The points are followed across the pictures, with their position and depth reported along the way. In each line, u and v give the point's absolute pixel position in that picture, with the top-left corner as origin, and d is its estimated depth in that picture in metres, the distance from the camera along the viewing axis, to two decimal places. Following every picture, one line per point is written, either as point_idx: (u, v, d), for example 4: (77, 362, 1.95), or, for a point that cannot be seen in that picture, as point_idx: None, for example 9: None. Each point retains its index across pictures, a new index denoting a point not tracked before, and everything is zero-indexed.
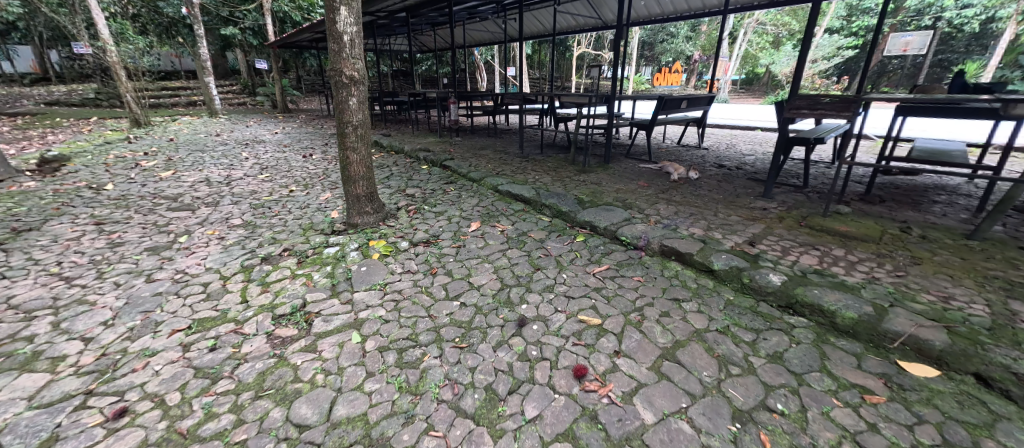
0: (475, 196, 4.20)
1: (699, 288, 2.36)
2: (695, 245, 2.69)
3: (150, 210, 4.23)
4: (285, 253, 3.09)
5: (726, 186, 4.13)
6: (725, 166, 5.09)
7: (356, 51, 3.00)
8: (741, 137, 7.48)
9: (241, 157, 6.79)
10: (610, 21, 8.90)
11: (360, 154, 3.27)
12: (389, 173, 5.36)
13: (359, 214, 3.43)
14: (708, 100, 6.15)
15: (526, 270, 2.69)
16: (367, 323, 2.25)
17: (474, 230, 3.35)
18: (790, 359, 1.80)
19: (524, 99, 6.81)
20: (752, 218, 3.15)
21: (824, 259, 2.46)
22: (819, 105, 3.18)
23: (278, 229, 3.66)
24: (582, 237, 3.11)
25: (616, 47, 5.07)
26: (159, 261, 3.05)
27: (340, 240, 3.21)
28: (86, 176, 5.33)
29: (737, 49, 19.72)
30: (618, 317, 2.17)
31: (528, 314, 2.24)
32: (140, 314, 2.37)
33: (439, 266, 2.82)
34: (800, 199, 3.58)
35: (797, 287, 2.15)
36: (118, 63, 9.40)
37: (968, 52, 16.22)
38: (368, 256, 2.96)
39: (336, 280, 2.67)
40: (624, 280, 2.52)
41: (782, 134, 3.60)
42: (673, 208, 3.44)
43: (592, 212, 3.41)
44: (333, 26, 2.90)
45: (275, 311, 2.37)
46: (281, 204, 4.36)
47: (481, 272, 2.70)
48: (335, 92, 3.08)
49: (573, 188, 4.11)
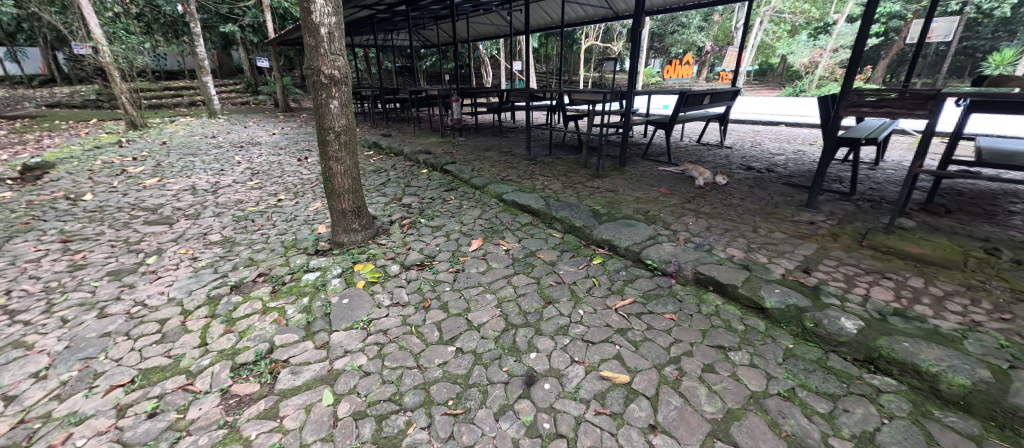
0: (477, 206, 3.78)
1: (748, 332, 1.92)
2: (739, 273, 2.23)
3: (125, 224, 3.89)
4: (259, 279, 2.71)
5: (760, 192, 3.67)
6: (754, 168, 4.61)
7: (336, 45, 2.59)
8: (764, 133, 6.95)
9: (234, 161, 6.45)
10: (622, 11, 8.36)
11: (345, 164, 2.87)
12: (386, 179, 4.98)
13: (346, 231, 3.04)
14: (732, 95, 5.64)
15: (535, 304, 2.27)
16: (343, 377, 1.85)
17: (475, 249, 2.94)
18: (887, 446, 1.35)
19: (531, 95, 6.37)
20: (799, 234, 2.70)
21: (900, 294, 2.02)
22: (884, 101, 2.66)
23: (258, 246, 3.29)
24: (600, 259, 2.69)
25: (633, 38, 4.56)
26: (118, 290, 2.69)
27: (322, 264, 2.82)
28: (67, 185, 5.01)
29: (752, 39, 18.96)
30: (650, 373, 1.74)
31: (538, 367, 1.82)
32: (79, 362, 2.00)
33: (433, 297, 2.42)
34: (851, 210, 3.12)
35: (879, 337, 1.70)
36: (111, 64, 9.14)
37: (995, 39, 15.16)
38: (352, 284, 2.57)
39: (312, 316, 2.28)
40: (654, 318, 2.08)
41: (830, 135, 3.11)
42: (704, 221, 3.00)
43: (610, 227, 2.97)
44: (308, 17, 2.50)
45: (235, 358, 1.99)
46: (266, 216, 3.99)
47: (482, 306, 2.29)
48: (313, 93, 2.67)
49: (586, 197, 3.68)
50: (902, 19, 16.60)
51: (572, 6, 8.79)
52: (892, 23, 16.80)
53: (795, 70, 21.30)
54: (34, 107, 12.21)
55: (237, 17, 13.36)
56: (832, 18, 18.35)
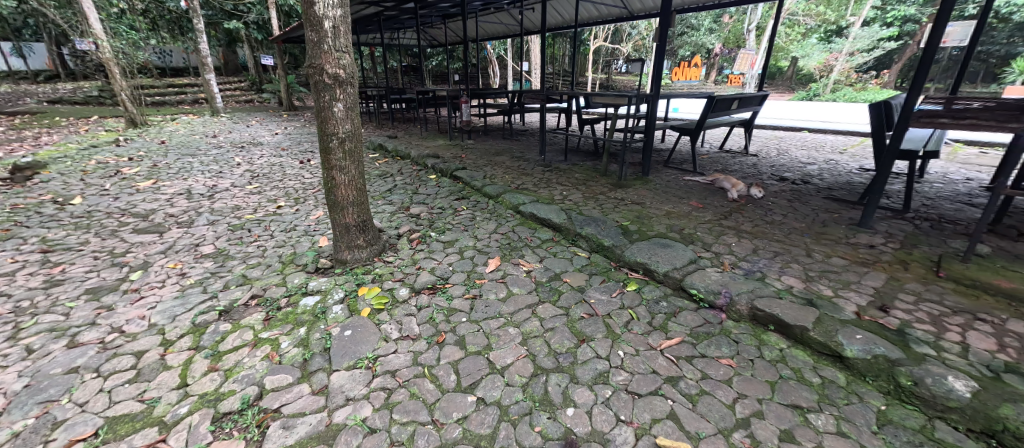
0: (492, 218, 3.48)
1: (827, 387, 1.60)
2: (807, 311, 1.91)
3: (112, 232, 3.62)
4: (251, 303, 2.41)
5: (803, 207, 3.35)
6: (787, 179, 4.29)
7: (341, 41, 2.29)
8: (789, 140, 6.62)
9: (233, 162, 6.18)
10: (638, 10, 8.05)
11: (349, 175, 2.58)
12: (392, 185, 4.71)
13: (349, 248, 2.74)
14: (760, 99, 5.30)
15: (566, 341, 1.96)
16: (344, 435, 1.54)
17: (492, 270, 2.63)
18: None
19: (545, 97, 6.07)
20: (861, 261, 2.39)
21: (1006, 343, 1.70)
22: (967, 111, 2.36)
23: (254, 261, 3.01)
24: (634, 285, 2.39)
25: (660, 38, 4.24)
26: (95, 313, 2.40)
27: (322, 286, 2.52)
28: (56, 187, 4.76)
29: (763, 42, 18.62)
30: (716, 441, 1.42)
31: (578, 429, 1.51)
32: (36, 407, 1.71)
33: (448, 330, 2.11)
34: (910, 232, 2.81)
35: (1002, 404, 1.38)
36: (111, 60, 8.95)
37: (1011, 43, 14.64)
38: (355, 312, 2.26)
39: (309, 351, 1.98)
40: (709, 364, 1.77)
41: (892, 147, 2.73)
42: (750, 242, 2.68)
43: (644, 248, 2.66)
44: (310, 10, 2.20)
45: (218, 406, 1.69)
46: (263, 226, 3.70)
47: (505, 343, 1.98)
48: (315, 95, 2.37)
49: (611, 210, 3.38)
50: (917, 23, 16.26)
51: (585, 5, 8.48)
52: (906, 27, 16.53)
53: (807, 73, 20.93)
54: (35, 103, 12.04)
55: (242, 14, 13.16)
56: (846, 22, 17.96)
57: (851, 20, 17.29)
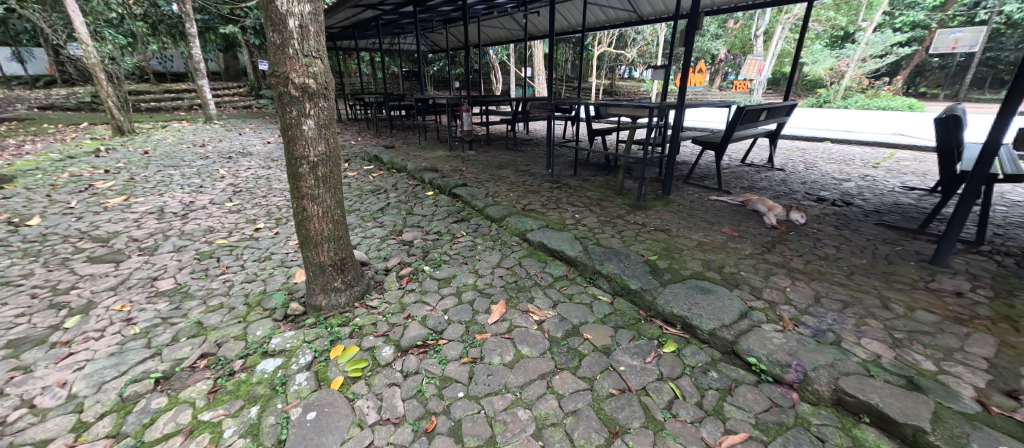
0: (495, 248, 3.04)
1: None
2: (915, 400, 1.44)
3: (63, 261, 3.17)
4: (199, 365, 1.96)
5: (856, 237, 2.90)
6: (826, 199, 3.85)
7: (310, 44, 1.86)
8: (813, 152, 6.17)
9: (217, 175, 5.75)
10: (647, 14, 7.61)
11: (323, 205, 2.13)
12: (385, 203, 4.27)
13: (324, 291, 2.28)
14: (788, 109, 4.86)
15: (594, 435, 1.49)
16: None
17: (496, 322, 2.17)
18: None
19: (552, 106, 5.64)
20: (955, 318, 1.91)
21: None
22: None
23: (215, 301, 2.56)
24: (672, 345, 1.93)
25: (686, 43, 3.79)
26: (6, 377, 1.93)
27: (287, 344, 2.06)
28: (17, 205, 4.33)
29: (772, 48, 18.29)
30: None
31: None
32: None
33: (440, 411, 1.64)
34: (996, 273, 2.35)
35: None
36: (97, 65, 8.56)
37: None
38: (324, 382, 1.81)
39: (257, 445, 1.50)
40: None
41: (979, 171, 2.24)
42: (807, 287, 2.23)
43: (679, 293, 2.20)
44: (271, 6, 1.76)
45: None
46: (235, 253, 3.26)
47: (513, 436, 1.50)
48: (279, 109, 1.93)
49: (634, 240, 2.92)
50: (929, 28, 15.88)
51: (592, 9, 8.07)
52: (917, 32, 16.25)
53: (815, 79, 20.57)
54: (25, 109, 11.70)
55: (239, 18, 12.84)
56: (857, 27, 17.65)
57: (863, 25, 16.96)
